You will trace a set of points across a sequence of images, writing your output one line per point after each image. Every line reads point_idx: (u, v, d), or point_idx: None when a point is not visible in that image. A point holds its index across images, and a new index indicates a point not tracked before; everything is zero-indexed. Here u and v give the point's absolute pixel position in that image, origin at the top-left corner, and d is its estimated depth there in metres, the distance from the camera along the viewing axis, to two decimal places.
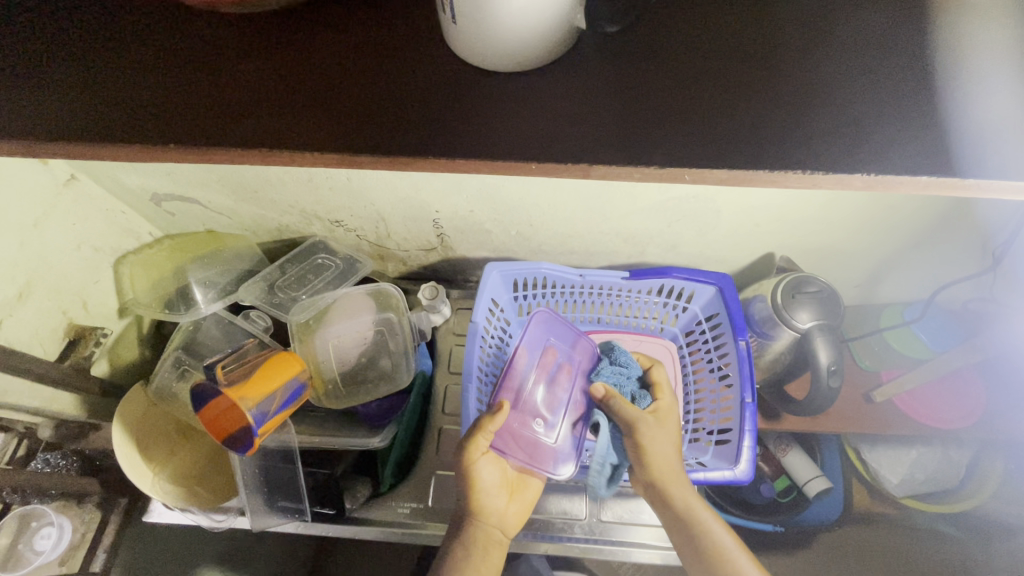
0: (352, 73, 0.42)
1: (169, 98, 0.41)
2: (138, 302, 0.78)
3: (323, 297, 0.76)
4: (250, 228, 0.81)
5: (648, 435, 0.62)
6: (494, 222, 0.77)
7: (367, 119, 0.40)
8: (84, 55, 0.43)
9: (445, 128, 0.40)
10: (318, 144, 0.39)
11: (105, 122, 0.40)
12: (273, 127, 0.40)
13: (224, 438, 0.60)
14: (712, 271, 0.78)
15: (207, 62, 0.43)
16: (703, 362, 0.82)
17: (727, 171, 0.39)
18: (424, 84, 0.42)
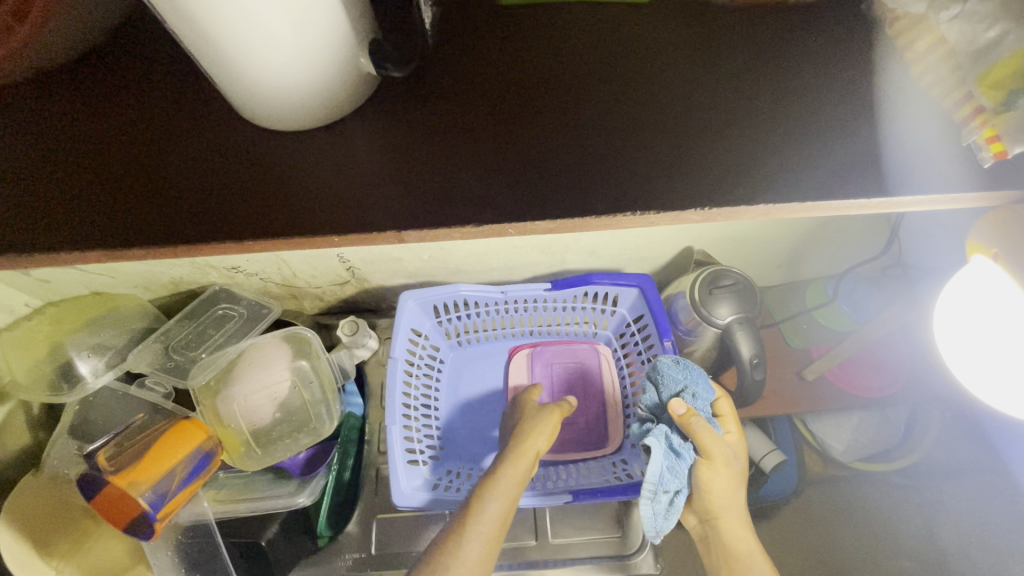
0: (192, 169, 0.52)
1: (133, 209, 0.50)
2: (18, 384, 0.70)
3: (224, 352, 0.71)
4: (140, 285, 0.75)
5: (716, 461, 0.61)
6: (402, 250, 0.73)
7: (210, 211, 0.50)
8: (56, 177, 0.51)
9: (277, 209, 0.50)
10: (183, 235, 0.49)
11: (82, 232, 0.49)
12: (133, 226, 0.50)
13: (123, 525, 0.56)
14: (632, 273, 0.76)
15: (71, 167, 0.52)
16: (637, 363, 0.81)
17: (553, 222, 0.48)
18: (259, 173, 0.51)
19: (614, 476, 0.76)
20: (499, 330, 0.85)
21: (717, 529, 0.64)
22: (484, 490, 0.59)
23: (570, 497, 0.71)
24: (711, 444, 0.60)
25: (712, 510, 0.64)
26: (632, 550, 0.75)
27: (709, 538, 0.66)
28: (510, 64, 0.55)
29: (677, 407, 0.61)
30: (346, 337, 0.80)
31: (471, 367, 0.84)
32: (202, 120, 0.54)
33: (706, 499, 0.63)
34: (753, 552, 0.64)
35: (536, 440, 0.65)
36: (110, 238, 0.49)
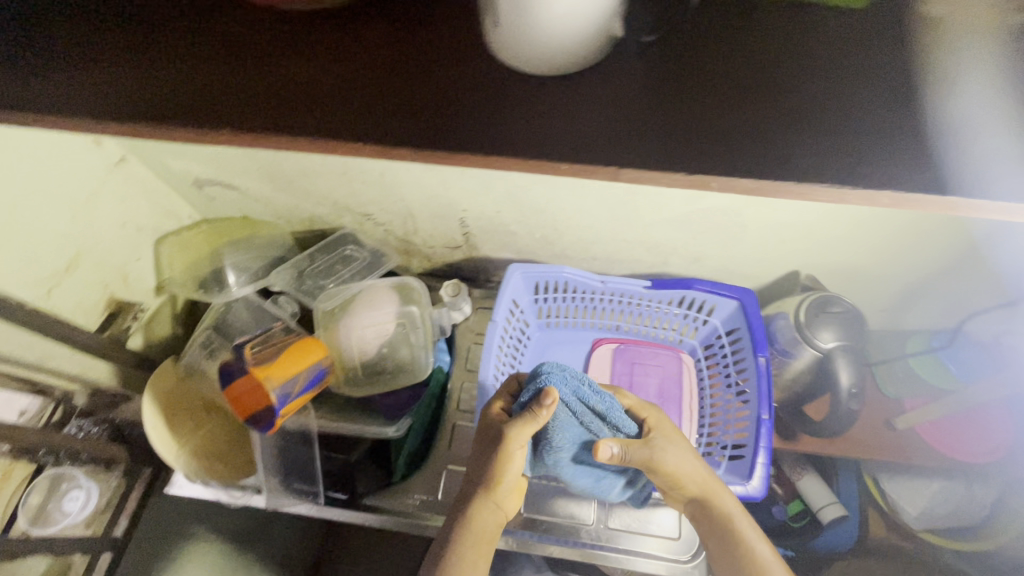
0: (365, 72, 0.47)
1: (301, 103, 0.45)
2: (174, 280, 0.82)
3: (349, 287, 0.79)
4: (283, 217, 0.85)
5: (661, 463, 0.62)
6: (519, 224, 0.78)
7: (381, 116, 0.45)
8: (225, 65, 0.48)
9: (455, 124, 0.45)
10: (359, 136, 0.44)
11: (251, 120, 0.45)
12: (302, 116, 0.45)
13: (249, 415, 0.64)
14: (734, 285, 0.77)
15: (235, 57, 0.48)
16: (721, 376, 0.82)
17: (757, 181, 0.42)
18: (438, 84, 0.47)
19: None
20: (587, 319, 0.88)
21: (705, 507, 0.63)
22: (455, 539, 0.59)
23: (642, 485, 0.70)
24: (649, 460, 0.62)
25: (689, 491, 0.63)
26: (689, 556, 0.76)
27: (699, 521, 0.63)
28: (728, 12, 0.51)
29: (605, 451, 0.60)
30: (447, 297, 0.87)
31: (555, 348, 0.89)
32: (368, 24, 0.49)
33: (675, 487, 0.64)
34: (742, 522, 0.61)
35: (504, 480, 0.61)
36: (276, 127, 0.44)
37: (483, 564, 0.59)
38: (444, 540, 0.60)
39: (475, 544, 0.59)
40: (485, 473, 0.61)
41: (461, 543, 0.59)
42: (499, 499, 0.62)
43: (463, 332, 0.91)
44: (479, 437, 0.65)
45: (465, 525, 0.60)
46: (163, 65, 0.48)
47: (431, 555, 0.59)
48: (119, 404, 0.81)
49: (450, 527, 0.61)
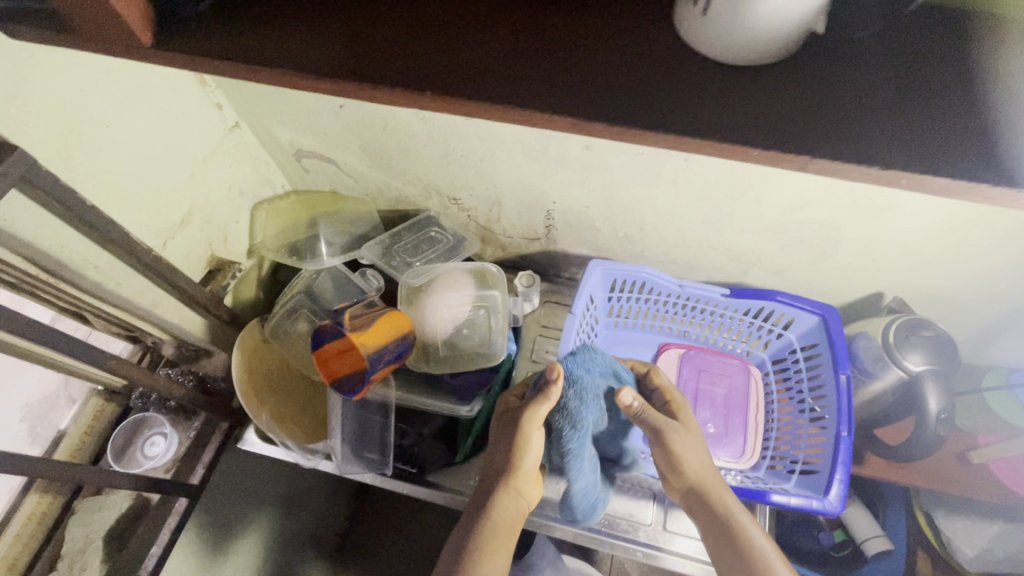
0: (503, 13, 0.36)
1: (440, 55, 0.34)
2: (266, 245, 0.85)
3: (435, 266, 0.81)
4: (371, 194, 0.88)
5: (668, 432, 0.64)
6: (605, 220, 0.79)
7: (529, 63, 0.34)
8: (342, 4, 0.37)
9: (628, 79, 0.33)
10: (507, 94, 0.32)
11: (376, 64, 0.34)
12: (426, 62, 0.34)
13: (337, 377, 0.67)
14: (817, 301, 0.76)
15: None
16: (790, 391, 0.82)
17: (954, 179, 0.29)
18: (602, 31, 0.35)
19: (743, 479, 0.78)
20: (656, 322, 0.89)
21: (701, 497, 0.63)
22: (477, 526, 0.59)
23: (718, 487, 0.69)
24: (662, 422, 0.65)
25: (690, 480, 0.63)
26: None
27: (693, 508, 0.64)
28: None
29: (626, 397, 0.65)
30: (521, 287, 0.89)
31: (622, 348, 0.89)
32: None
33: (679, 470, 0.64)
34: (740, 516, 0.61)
35: (521, 468, 0.63)
36: (392, 72, 0.34)
37: (505, 553, 0.58)
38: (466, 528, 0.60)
39: (495, 532, 0.59)
40: (505, 458, 0.63)
41: (485, 532, 0.59)
42: (519, 487, 0.63)
43: (529, 323, 0.92)
44: (500, 424, 0.68)
45: (485, 513, 0.60)
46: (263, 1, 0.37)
47: (452, 543, 0.59)
48: (202, 358, 0.84)
49: (472, 518, 0.61)
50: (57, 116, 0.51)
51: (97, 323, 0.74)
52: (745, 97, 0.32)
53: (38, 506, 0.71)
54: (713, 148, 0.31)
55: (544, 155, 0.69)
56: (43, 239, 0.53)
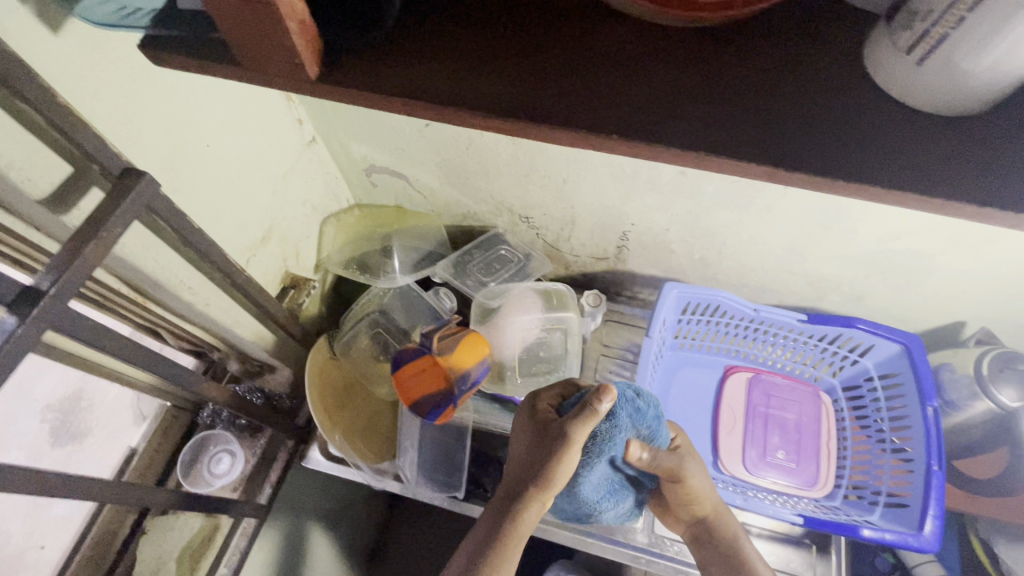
0: (685, 51, 0.34)
1: (623, 94, 0.33)
2: (332, 260, 0.84)
3: (510, 287, 0.81)
4: (438, 209, 0.86)
5: (691, 480, 0.62)
6: (682, 243, 0.78)
7: (723, 113, 0.32)
8: (501, 31, 0.35)
9: (830, 132, 0.31)
10: (689, 141, 0.31)
11: (552, 101, 0.33)
12: (605, 103, 0.33)
13: (416, 402, 0.67)
14: (899, 330, 0.75)
15: (510, 23, 0.35)
16: (864, 418, 0.81)
17: None
18: (793, 76, 0.33)
19: (820, 508, 0.77)
20: (723, 345, 0.88)
21: (708, 530, 0.65)
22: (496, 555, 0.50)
23: (804, 521, 0.68)
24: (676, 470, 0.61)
25: (699, 514, 0.65)
26: None
27: (700, 538, 0.66)
28: None
29: (636, 450, 0.60)
30: (587, 307, 0.87)
31: (688, 369, 0.88)
32: None
33: (690, 507, 0.64)
34: (747, 551, 0.63)
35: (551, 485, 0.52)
36: (578, 117, 0.32)
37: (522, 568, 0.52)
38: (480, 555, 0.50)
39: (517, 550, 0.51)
40: (541, 473, 0.52)
41: (507, 554, 0.51)
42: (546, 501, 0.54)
43: (591, 342, 0.91)
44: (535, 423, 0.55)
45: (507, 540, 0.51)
46: (422, 26, 0.35)
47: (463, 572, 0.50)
48: (265, 374, 0.81)
49: (488, 544, 0.51)
50: (167, 137, 0.50)
51: (169, 339, 0.72)
52: (949, 148, 0.31)
53: (110, 525, 0.69)
54: (920, 203, 0.30)
55: (634, 178, 0.67)
56: (150, 263, 0.52)
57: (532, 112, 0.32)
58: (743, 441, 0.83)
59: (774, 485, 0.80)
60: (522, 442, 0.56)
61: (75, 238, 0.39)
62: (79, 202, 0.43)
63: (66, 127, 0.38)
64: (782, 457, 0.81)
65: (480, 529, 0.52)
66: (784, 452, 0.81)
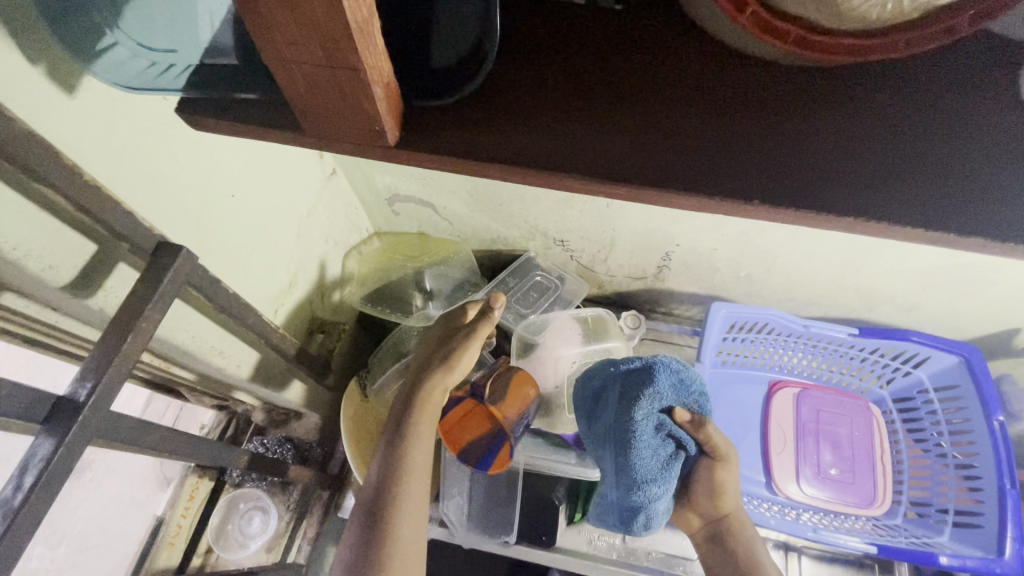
0: (820, 96, 0.30)
1: (757, 152, 0.28)
2: (356, 297, 0.79)
3: (550, 317, 0.77)
4: (465, 236, 0.82)
5: (724, 463, 0.57)
6: (729, 262, 0.74)
7: (870, 168, 0.28)
8: (606, 79, 0.30)
9: (997, 187, 0.27)
10: (843, 208, 0.27)
11: (678, 164, 0.28)
12: (739, 164, 0.28)
13: (459, 448, 0.63)
14: (956, 341, 0.72)
15: (615, 68, 0.30)
16: (921, 432, 0.78)
17: None
18: (941, 120, 0.29)
19: (878, 528, 0.75)
20: (768, 361, 0.85)
21: (727, 528, 0.59)
22: (399, 464, 0.51)
23: (880, 550, 0.67)
24: (724, 444, 0.57)
25: (723, 512, 0.59)
26: None
27: (717, 537, 0.60)
28: None
29: (684, 414, 0.57)
30: (627, 329, 0.84)
31: (732, 389, 0.84)
32: None
33: (716, 502, 0.58)
34: (759, 551, 0.58)
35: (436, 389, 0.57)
36: (704, 180, 0.28)
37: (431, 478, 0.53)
38: (390, 470, 0.51)
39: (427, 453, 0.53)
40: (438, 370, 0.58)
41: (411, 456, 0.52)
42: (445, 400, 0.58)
43: None
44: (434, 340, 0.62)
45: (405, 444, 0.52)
46: (515, 78, 0.30)
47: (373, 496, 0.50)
48: (292, 422, 0.78)
49: (390, 453, 0.52)
50: (194, 195, 0.45)
51: (190, 396, 0.67)
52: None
53: None
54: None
55: None
56: (181, 335, 0.46)
57: (657, 178, 0.28)
58: (796, 460, 0.79)
59: (830, 504, 0.77)
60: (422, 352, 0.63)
61: (113, 331, 0.35)
62: (105, 281, 0.38)
63: (94, 208, 0.32)
64: (838, 475, 0.78)
65: (385, 451, 0.53)
66: (840, 470, 0.78)
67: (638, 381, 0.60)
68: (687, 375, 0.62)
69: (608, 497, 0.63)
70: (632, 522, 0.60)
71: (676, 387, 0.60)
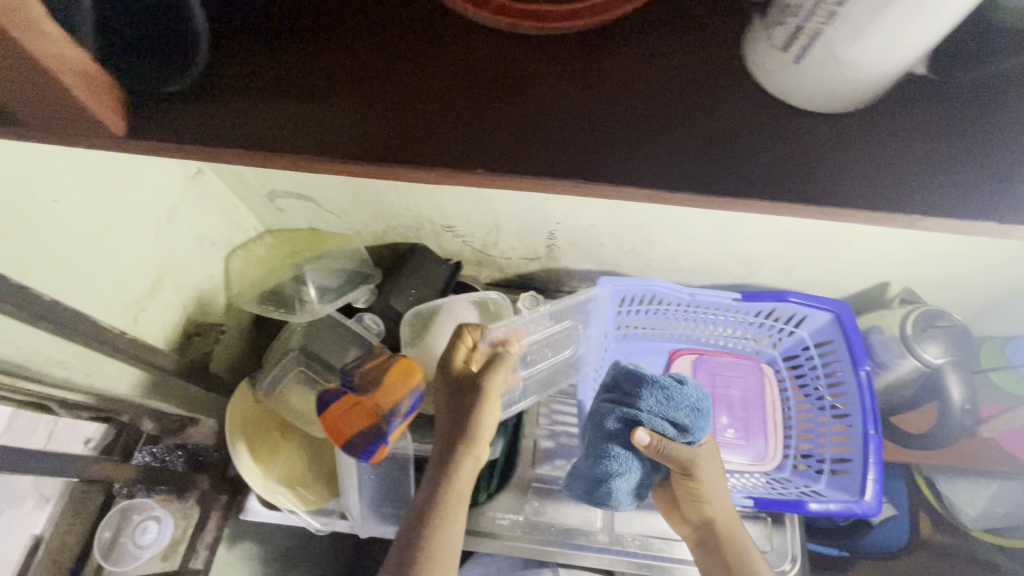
0: (553, 57, 0.31)
1: (484, 116, 0.29)
2: (244, 297, 0.77)
3: (434, 302, 0.77)
4: (356, 228, 0.81)
5: (702, 473, 0.61)
6: (611, 236, 0.76)
7: (590, 128, 0.30)
8: (342, 50, 0.30)
9: (706, 143, 0.29)
10: (560, 167, 0.29)
11: (407, 134, 0.29)
12: (467, 129, 0.29)
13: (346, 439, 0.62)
14: (829, 298, 0.76)
15: (354, 40, 0.31)
16: (808, 389, 0.81)
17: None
18: (667, 79, 0.30)
19: (767, 484, 0.77)
20: (665, 331, 0.87)
21: (717, 535, 0.62)
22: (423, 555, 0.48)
23: (754, 503, 0.69)
24: (688, 462, 0.61)
25: (711, 518, 0.62)
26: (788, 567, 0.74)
27: (708, 541, 0.63)
28: None
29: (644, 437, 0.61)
30: (525, 310, 0.84)
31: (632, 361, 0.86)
32: None
33: (702, 506, 0.62)
34: (750, 552, 0.61)
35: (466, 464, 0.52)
36: (442, 153, 0.29)
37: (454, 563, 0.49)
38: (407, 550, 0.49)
39: (453, 536, 0.50)
40: (461, 430, 0.53)
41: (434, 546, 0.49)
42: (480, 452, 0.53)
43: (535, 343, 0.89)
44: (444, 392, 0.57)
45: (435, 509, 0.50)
46: (250, 55, 0.30)
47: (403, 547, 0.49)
48: (188, 428, 0.75)
49: (417, 532, 0.49)
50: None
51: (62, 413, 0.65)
52: (831, 152, 0.30)
53: None
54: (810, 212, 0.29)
55: None
56: None
57: (384, 150, 0.29)
58: None
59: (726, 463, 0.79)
60: (440, 413, 0.56)
61: None
62: None
63: None
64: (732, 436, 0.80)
65: (404, 526, 0.51)
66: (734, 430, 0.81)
67: (641, 381, 0.67)
68: (698, 395, 0.65)
69: (580, 467, 0.70)
70: (593, 491, 0.68)
71: (671, 401, 0.64)
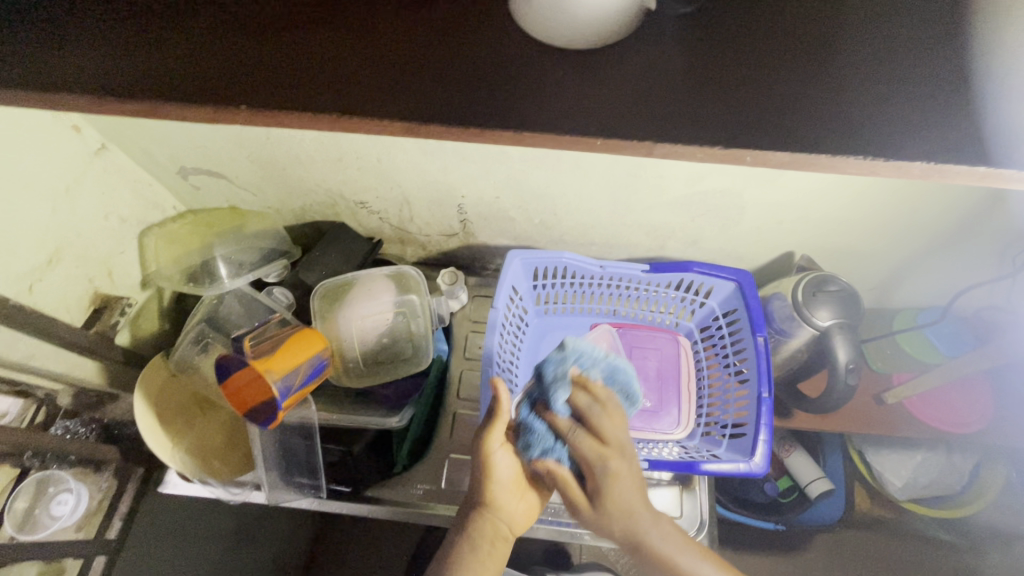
0: (340, 36, 0.44)
1: (287, 74, 0.42)
2: (161, 274, 0.79)
3: (346, 277, 0.78)
4: (274, 206, 0.82)
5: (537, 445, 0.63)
6: (519, 209, 0.77)
7: (369, 86, 0.42)
8: (194, 42, 0.44)
9: (458, 98, 0.42)
10: (353, 108, 0.41)
11: (233, 87, 0.42)
12: (273, 86, 0.42)
13: (247, 408, 0.61)
14: (733, 267, 0.77)
15: (208, 32, 0.44)
16: (717, 358, 0.82)
17: (789, 154, 0.39)
18: (426, 49, 0.44)
19: (677, 452, 0.79)
20: (584, 306, 0.88)
21: None
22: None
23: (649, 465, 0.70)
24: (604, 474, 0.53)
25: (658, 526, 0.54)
26: (693, 531, 0.76)
27: None
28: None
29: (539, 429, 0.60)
30: (444, 285, 0.84)
31: (553, 335, 0.87)
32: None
33: None
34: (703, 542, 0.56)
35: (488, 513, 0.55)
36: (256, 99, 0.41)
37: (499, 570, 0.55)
38: None
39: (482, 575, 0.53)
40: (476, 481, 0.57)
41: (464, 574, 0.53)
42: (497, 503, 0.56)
43: (459, 320, 0.89)
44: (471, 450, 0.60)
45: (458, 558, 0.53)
46: (129, 46, 0.44)
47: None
48: (106, 403, 0.78)
49: None
50: None
51: None
52: (560, 112, 0.41)
53: None
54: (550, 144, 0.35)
55: (440, 148, 0.64)
56: None
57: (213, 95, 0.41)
58: None
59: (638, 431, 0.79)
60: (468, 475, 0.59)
61: None
62: None
63: None
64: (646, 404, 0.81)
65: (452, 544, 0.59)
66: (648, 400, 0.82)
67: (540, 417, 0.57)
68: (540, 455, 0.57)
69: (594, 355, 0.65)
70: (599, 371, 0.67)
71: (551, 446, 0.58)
